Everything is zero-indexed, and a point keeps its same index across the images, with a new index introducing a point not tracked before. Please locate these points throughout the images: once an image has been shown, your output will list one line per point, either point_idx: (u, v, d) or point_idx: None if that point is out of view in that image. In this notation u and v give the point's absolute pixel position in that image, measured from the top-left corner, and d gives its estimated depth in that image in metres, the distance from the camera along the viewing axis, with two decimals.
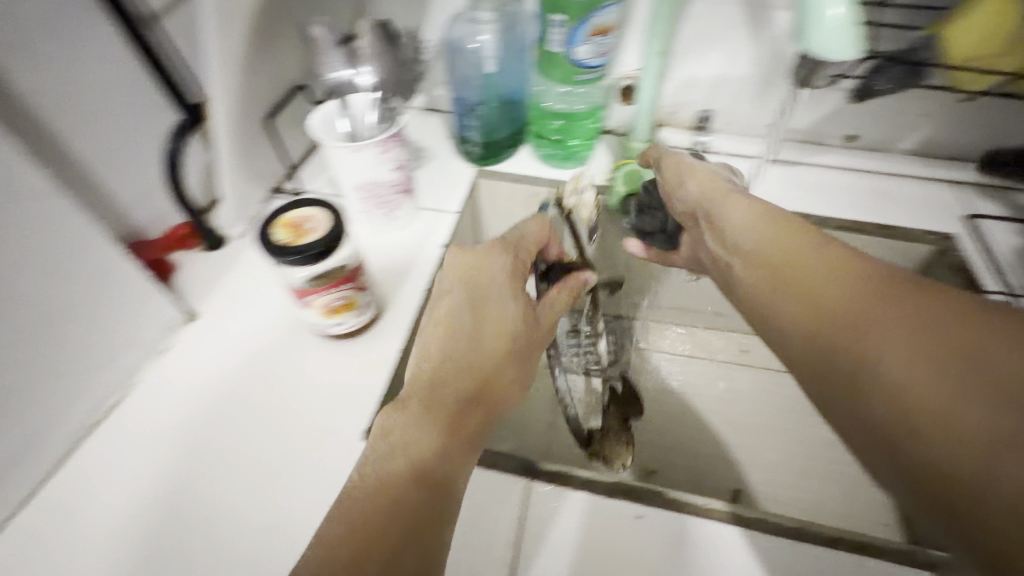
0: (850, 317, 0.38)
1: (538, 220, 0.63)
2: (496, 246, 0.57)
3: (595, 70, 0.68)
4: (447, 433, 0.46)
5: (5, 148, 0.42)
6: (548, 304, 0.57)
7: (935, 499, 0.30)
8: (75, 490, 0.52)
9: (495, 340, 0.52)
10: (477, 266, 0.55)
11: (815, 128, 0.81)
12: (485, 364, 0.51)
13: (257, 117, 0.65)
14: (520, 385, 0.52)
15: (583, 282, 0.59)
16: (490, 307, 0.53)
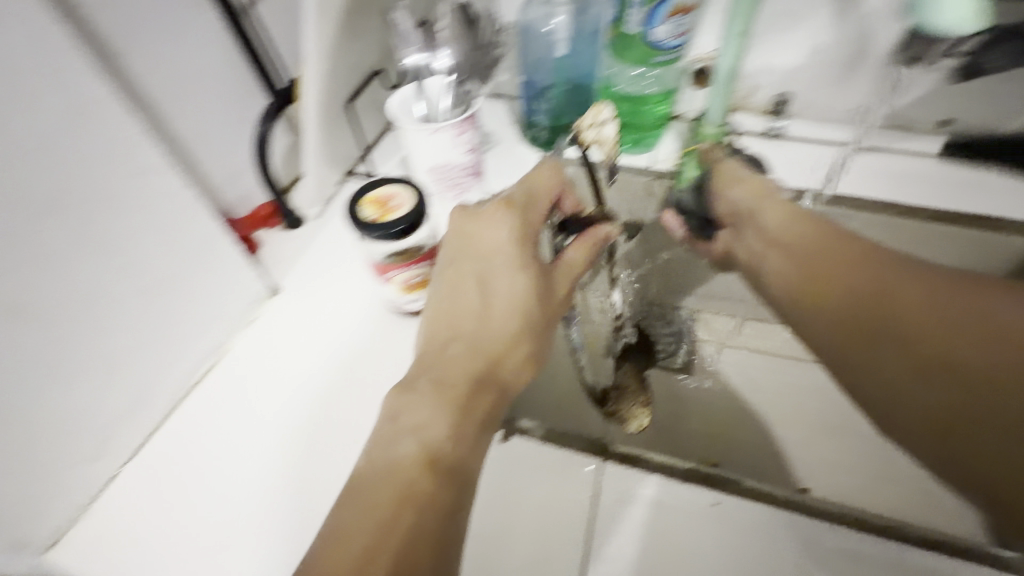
0: (872, 298, 0.52)
1: (548, 173, 0.58)
2: (498, 211, 0.53)
3: (672, 51, 0.66)
4: (457, 415, 0.43)
5: (131, 124, 0.46)
6: (561, 273, 0.54)
7: (951, 419, 0.45)
8: (177, 445, 0.56)
9: (505, 313, 0.49)
10: (477, 235, 0.52)
11: (905, 112, 0.76)
12: (495, 341, 0.48)
13: (339, 100, 0.68)
14: (533, 360, 0.50)
15: (603, 235, 0.57)
16: (498, 281, 0.50)
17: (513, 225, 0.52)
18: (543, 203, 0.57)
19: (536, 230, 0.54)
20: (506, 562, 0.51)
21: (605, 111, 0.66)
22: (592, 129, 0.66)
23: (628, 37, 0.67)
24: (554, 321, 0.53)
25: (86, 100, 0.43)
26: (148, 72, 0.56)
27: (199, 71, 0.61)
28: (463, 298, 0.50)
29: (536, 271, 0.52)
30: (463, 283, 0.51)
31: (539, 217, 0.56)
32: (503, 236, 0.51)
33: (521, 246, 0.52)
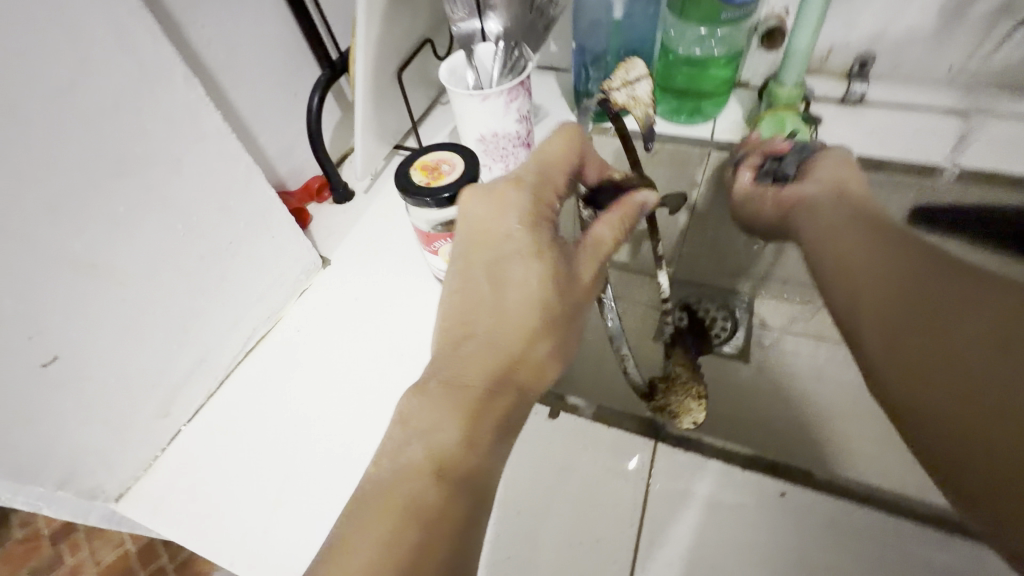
0: (918, 297, 0.42)
1: (564, 140, 0.52)
2: (508, 192, 0.47)
3: (744, 6, 0.61)
4: (469, 422, 0.40)
5: (194, 90, 0.47)
6: (587, 254, 0.48)
7: (968, 447, 0.34)
8: (235, 407, 0.58)
9: (520, 308, 0.43)
10: (485, 220, 0.46)
11: (1013, 71, 0.66)
12: (510, 341, 0.43)
13: (389, 69, 0.67)
14: (555, 355, 0.45)
15: (636, 206, 0.50)
16: (511, 270, 0.45)
17: (524, 206, 0.46)
18: (558, 181, 0.50)
19: (551, 209, 0.48)
20: (555, 540, 0.50)
21: (632, 71, 0.63)
22: (620, 91, 0.62)
23: None
24: (581, 311, 0.47)
25: (149, 63, 0.43)
26: (207, 43, 0.57)
27: (254, 42, 0.62)
28: (474, 289, 0.45)
29: (555, 255, 0.45)
30: (473, 273, 0.46)
31: (555, 195, 0.49)
32: (515, 222, 0.45)
33: (534, 230, 0.46)
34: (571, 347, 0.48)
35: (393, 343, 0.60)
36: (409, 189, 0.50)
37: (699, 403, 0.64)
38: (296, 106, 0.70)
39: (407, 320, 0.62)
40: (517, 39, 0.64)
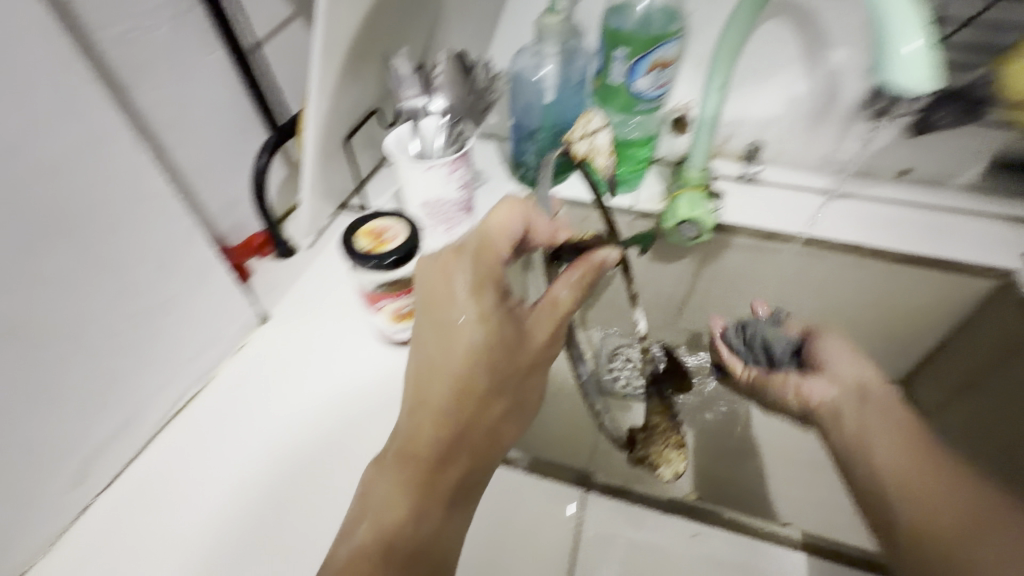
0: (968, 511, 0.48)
1: (507, 205, 0.51)
2: (449, 262, 0.49)
3: (654, 101, 0.71)
4: (422, 492, 0.45)
5: (138, 154, 0.48)
6: (543, 313, 0.52)
7: None
8: (157, 473, 0.55)
9: (466, 377, 0.47)
10: (431, 288, 0.49)
11: (867, 162, 0.81)
12: (462, 405, 0.48)
13: (338, 136, 0.71)
14: (505, 411, 0.50)
15: (596, 263, 0.53)
16: (457, 337, 0.47)
17: (467, 276, 0.48)
18: (501, 247, 0.49)
19: (496, 275, 0.49)
20: None
21: (593, 124, 0.67)
22: (583, 143, 0.67)
23: (612, 87, 0.72)
24: (531, 369, 0.51)
25: (92, 128, 0.44)
26: (154, 106, 0.58)
27: (201, 105, 0.64)
28: (426, 356, 0.49)
29: (500, 322, 0.48)
30: (421, 342, 0.49)
31: (499, 262, 0.49)
32: (457, 292, 0.48)
33: (478, 296, 0.48)
34: (523, 400, 0.52)
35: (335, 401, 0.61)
36: (358, 249, 0.53)
37: (680, 450, 0.63)
38: (241, 166, 0.71)
39: (349, 376, 0.63)
40: (456, 119, 0.70)
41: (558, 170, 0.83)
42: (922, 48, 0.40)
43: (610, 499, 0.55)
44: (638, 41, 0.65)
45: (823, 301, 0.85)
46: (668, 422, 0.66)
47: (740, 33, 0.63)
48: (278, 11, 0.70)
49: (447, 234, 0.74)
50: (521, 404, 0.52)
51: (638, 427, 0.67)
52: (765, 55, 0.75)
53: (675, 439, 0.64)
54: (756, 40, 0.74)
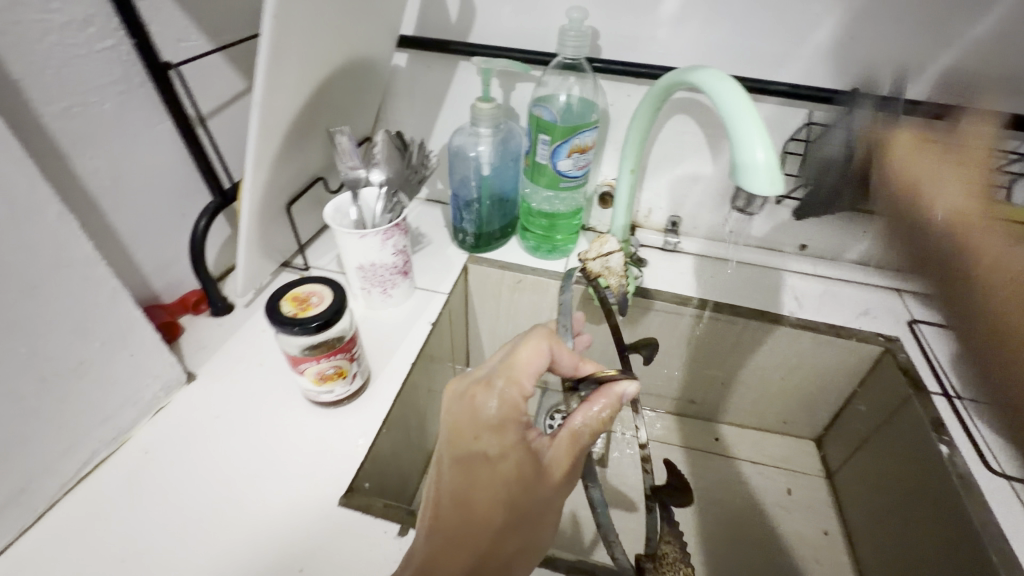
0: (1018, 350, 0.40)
1: (535, 338, 0.48)
2: (475, 394, 0.46)
3: (576, 179, 0.79)
4: None
5: (68, 222, 0.50)
6: (559, 449, 0.47)
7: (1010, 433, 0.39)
8: (53, 543, 0.53)
9: (486, 513, 0.44)
10: (455, 420, 0.46)
11: (770, 237, 0.91)
12: (482, 541, 0.44)
13: (281, 203, 0.75)
14: (523, 543, 0.46)
15: (617, 396, 0.47)
16: (478, 471, 0.44)
17: (492, 412, 0.45)
18: (524, 381, 0.46)
19: (520, 411, 0.45)
20: None
21: (606, 245, 0.73)
22: (597, 261, 0.72)
23: (539, 166, 0.78)
24: (552, 502, 0.47)
25: (27, 201, 0.47)
26: (94, 173, 0.61)
27: (143, 172, 0.66)
28: (446, 484, 0.45)
29: (520, 459, 0.44)
30: (442, 470, 0.46)
31: (523, 398, 0.46)
32: (479, 423, 0.45)
33: (500, 432, 0.45)
34: (543, 531, 0.48)
35: (251, 465, 0.60)
36: (279, 313, 0.56)
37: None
38: (181, 228, 0.74)
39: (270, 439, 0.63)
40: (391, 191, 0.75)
41: (495, 236, 0.90)
42: (765, 158, 0.49)
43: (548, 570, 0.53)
44: (558, 131, 0.73)
45: (745, 365, 0.90)
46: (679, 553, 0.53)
47: (644, 128, 0.71)
48: (229, 87, 0.75)
49: (382, 295, 0.77)
50: (540, 538, 0.48)
51: (646, 557, 0.55)
52: (674, 144, 0.85)
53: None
54: (667, 131, 0.84)
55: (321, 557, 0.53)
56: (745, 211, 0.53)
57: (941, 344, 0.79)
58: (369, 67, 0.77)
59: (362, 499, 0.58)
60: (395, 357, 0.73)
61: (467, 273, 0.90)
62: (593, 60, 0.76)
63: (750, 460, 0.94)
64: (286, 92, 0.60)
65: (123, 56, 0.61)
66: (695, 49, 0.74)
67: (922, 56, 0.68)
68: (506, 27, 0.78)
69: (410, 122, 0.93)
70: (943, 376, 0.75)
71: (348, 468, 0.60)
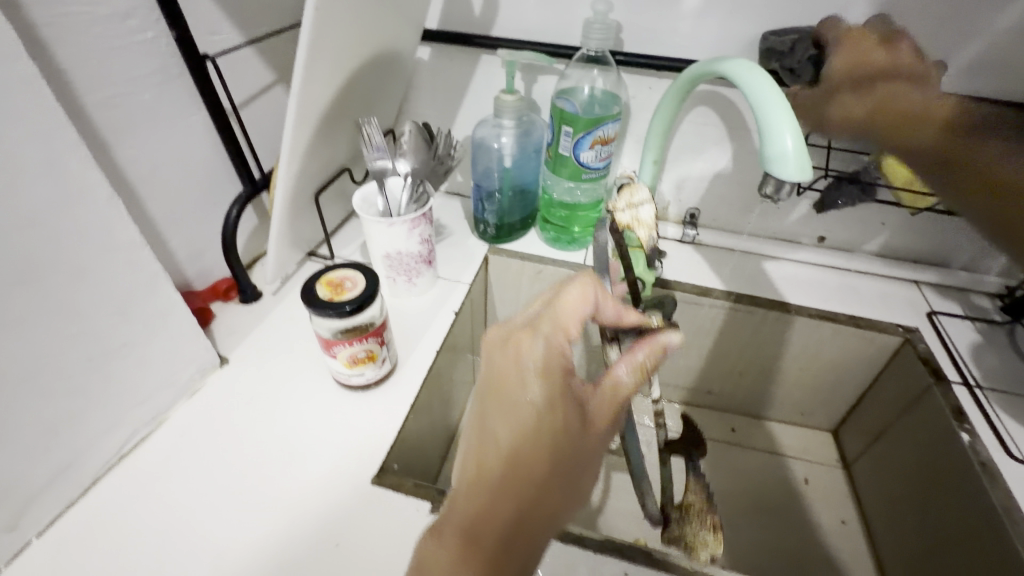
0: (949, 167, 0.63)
1: (580, 286, 0.52)
2: (521, 341, 0.49)
3: (598, 171, 0.80)
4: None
5: (113, 205, 0.52)
6: (602, 398, 0.49)
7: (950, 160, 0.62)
8: (101, 515, 0.55)
9: (531, 461, 0.45)
10: (500, 366, 0.49)
11: (789, 229, 0.92)
12: (528, 490, 0.44)
13: (309, 192, 0.76)
14: (565, 503, 0.46)
15: (663, 345, 0.49)
16: (523, 416, 0.46)
17: (538, 356, 0.48)
18: (570, 327, 0.50)
19: (565, 358, 0.49)
20: None
21: (637, 196, 0.69)
22: (626, 213, 0.68)
23: (561, 157, 0.80)
24: (595, 455, 0.48)
25: (78, 185, 0.49)
26: (132, 161, 0.63)
27: (178, 160, 0.68)
28: (490, 432, 0.46)
29: (565, 405, 0.47)
30: (487, 419, 0.47)
31: (569, 344, 0.50)
32: (528, 368, 0.48)
33: (547, 379, 0.48)
34: (583, 491, 0.48)
35: (285, 446, 0.62)
36: (313, 297, 0.57)
37: (716, 535, 0.59)
38: (213, 217, 0.76)
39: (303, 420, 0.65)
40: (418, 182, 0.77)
41: (516, 227, 0.91)
42: (794, 145, 0.49)
43: (577, 548, 0.56)
44: (581, 122, 0.74)
45: (763, 356, 0.91)
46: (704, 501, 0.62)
47: (668, 119, 0.72)
48: (259, 79, 0.77)
49: (407, 283, 0.79)
50: (582, 497, 0.48)
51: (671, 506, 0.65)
52: (694, 137, 0.86)
53: (711, 521, 0.61)
54: (687, 123, 0.85)
55: (357, 530, 0.55)
56: (773, 199, 0.54)
57: (960, 335, 0.80)
58: (396, 60, 0.78)
59: (393, 479, 0.59)
60: (420, 344, 0.74)
61: (487, 264, 0.91)
62: (616, 53, 0.77)
63: (768, 451, 0.94)
64: (320, 83, 0.61)
65: (161, 47, 0.62)
66: (717, 41, 0.75)
67: (944, 49, 0.69)
68: (530, 20, 0.79)
69: (432, 115, 0.94)
70: (963, 366, 0.75)
71: (380, 449, 0.62)
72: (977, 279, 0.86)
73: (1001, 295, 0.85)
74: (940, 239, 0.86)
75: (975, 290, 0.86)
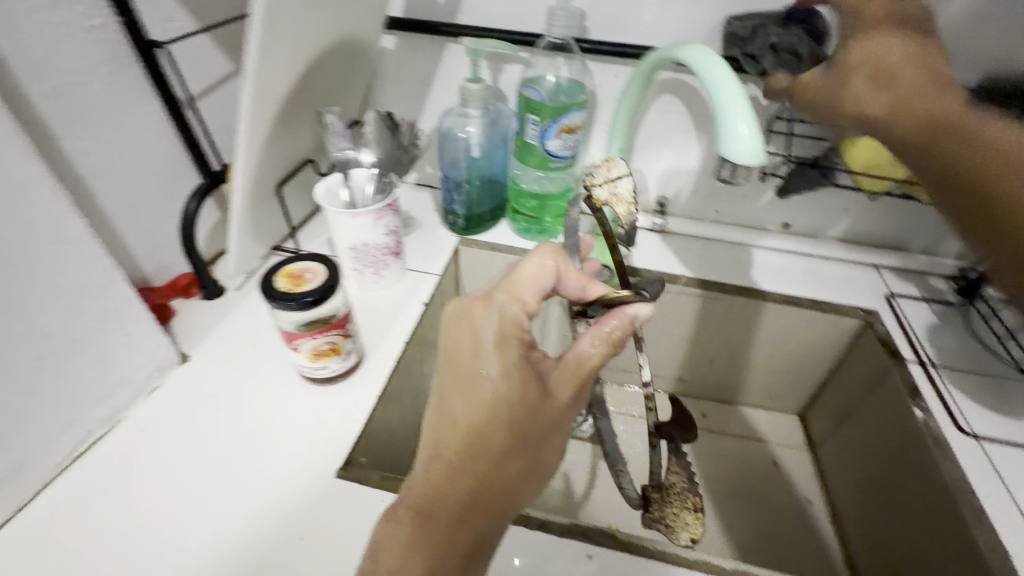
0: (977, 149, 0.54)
1: (539, 254, 0.52)
2: (477, 314, 0.50)
3: (565, 160, 0.80)
4: (438, 546, 0.45)
5: (59, 197, 0.50)
6: (565, 369, 0.50)
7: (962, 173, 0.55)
8: (52, 518, 0.53)
9: (487, 438, 0.46)
10: (457, 340, 0.50)
11: (755, 216, 0.93)
12: (486, 460, 0.46)
13: (271, 184, 0.74)
14: (528, 472, 0.48)
15: (627, 318, 0.51)
16: (479, 390, 0.47)
17: (493, 330, 0.49)
18: (527, 298, 0.51)
19: (520, 326, 0.49)
20: None
21: (614, 170, 0.68)
22: (604, 190, 0.67)
23: (528, 146, 0.79)
24: (558, 425, 0.49)
25: (19, 176, 0.46)
26: (81, 152, 0.60)
27: (132, 152, 0.66)
28: (450, 406, 0.48)
29: (523, 377, 0.48)
30: (446, 394, 0.49)
31: (526, 315, 0.50)
32: (484, 342, 0.48)
33: (503, 351, 0.48)
34: (546, 458, 0.50)
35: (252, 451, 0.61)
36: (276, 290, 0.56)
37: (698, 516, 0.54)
38: (170, 211, 0.73)
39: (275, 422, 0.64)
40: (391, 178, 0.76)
41: (486, 218, 0.91)
42: (749, 131, 0.50)
43: (543, 533, 0.56)
44: (548, 110, 0.74)
45: (732, 342, 0.93)
46: (686, 483, 0.56)
47: (632, 106, 0.72)
48: (216, 68, 0.75)
49: (374, 276, 0.78)
50: (544, 464, 0.50)
51: (651, 487, 0.58)
52: (661, 125, 0.87)
53: (693, 503, 0.55)
54: (653, 112, 0.85)
55: (322, 524, 0.54)
56: (731, 181, 0.55)
57: (917, 316, 0.82)
58: (358, 47, 0.77)
59: (359, 472, 0.59)
60: (388, 337, 0.74)
61: (458, 256, 0.90)
62: (581, 41, 0.77)
63: (738, 435, 0.96)
64: (276, 71, 0.60)
65: (109, 34, 0.60)
66: (680, 29, 0.75)
67: None
68: (495, 7, 0.79)
69: (399, 105, 0.93)
70: (918, 346, 0.78)
71: (346, 442, 0.61)
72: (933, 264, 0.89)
73: (957, 277, 0.88)
74: (899, 224, 0.88)
75: (932, 273, 0.89)
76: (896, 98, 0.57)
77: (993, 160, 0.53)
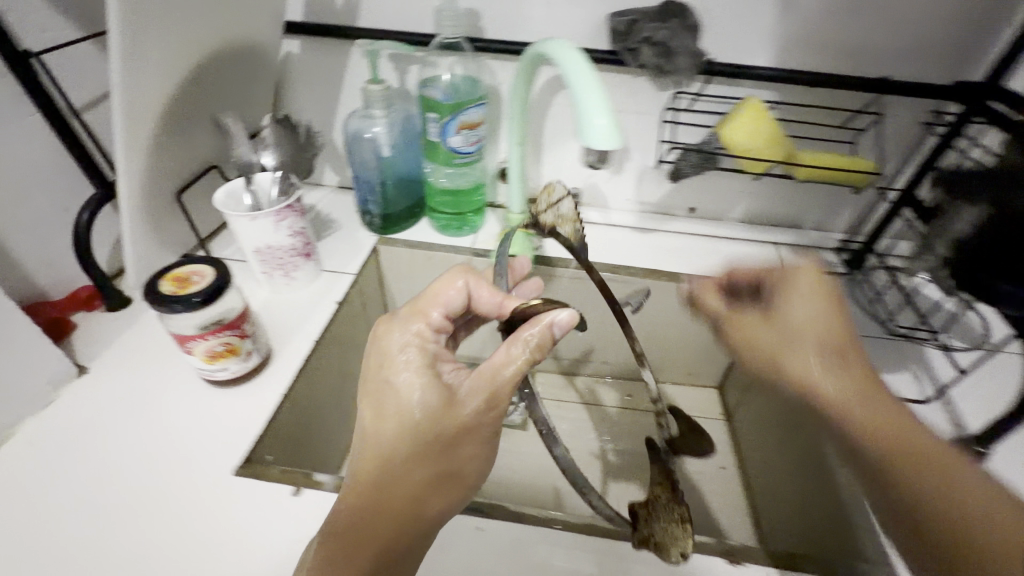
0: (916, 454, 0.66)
1: (448, 277, 0.77)
2: (384, 328, 0.71)
3: (470, 155, 0.82)
4: (360, 544, 0.59)
5: None
6: (477, 378, 0.63)
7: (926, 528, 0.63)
8: (28, 521, 0.68)
9: (395, 465, 0.60)
10: (378, 349, 0.68)
11: (665, 202, 1.11)
12: (397, 457, 0.61)
13: (169, 192, 0.76)
14: (438, 474, 0.61)
15: (547, 328, 0.62)
16: (389, 394, 0.64)
17: (398, 341, 0.68)
18: (429, 311, 0.73)
19: (426, 336, 0.69)
20: None
21: (554, 194, 0.88)
22: (549, 212, 0.87)
23: (434, 145, 0.82)
24: (459, 436, 0.62)
25: None
26: None
27: None
28: (371, 407, 0.64)
29: (431, 383, 0.64)
30: (371, 403, 0.64)
31: (431, 325, 0.72)
32: (397, 354, 0.67)
33: (410, 356, 0.67)
34: (459, 459, 0.62)
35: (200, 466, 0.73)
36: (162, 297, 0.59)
37: (685, 526, 0.63)
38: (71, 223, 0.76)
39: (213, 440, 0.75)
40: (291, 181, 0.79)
41: (405, 216, 0.96)
42: (607, 122, 0.54)
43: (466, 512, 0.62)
44: (444, 108, 0.78)
45: (653, 318, 1.06)
46: (669, 496, 0.65)
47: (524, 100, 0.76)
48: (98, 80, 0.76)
49: (285, 275, 0.84)
50: (458, 470, 0.62)
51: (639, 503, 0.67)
52: None
53: (678, 514, 0.64)
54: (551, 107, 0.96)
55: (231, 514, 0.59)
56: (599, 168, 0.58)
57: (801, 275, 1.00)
58: (248, 52, 0.78)
59: (261, 468, 0.73)
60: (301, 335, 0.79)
61: (377, 253, 0.96)
62: (475, 41, 0.83)
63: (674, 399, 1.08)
64: (152, 78, 0.61)
65: None
66: None
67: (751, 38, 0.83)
68: (386, 13, 0.82)
69: (305, 109, 0.95)
70: None
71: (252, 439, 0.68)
72: (871, 201, 1.09)
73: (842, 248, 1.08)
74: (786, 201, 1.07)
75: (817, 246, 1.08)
76: (864, 384, 0.73)
77: (905, 447, 0.67)
